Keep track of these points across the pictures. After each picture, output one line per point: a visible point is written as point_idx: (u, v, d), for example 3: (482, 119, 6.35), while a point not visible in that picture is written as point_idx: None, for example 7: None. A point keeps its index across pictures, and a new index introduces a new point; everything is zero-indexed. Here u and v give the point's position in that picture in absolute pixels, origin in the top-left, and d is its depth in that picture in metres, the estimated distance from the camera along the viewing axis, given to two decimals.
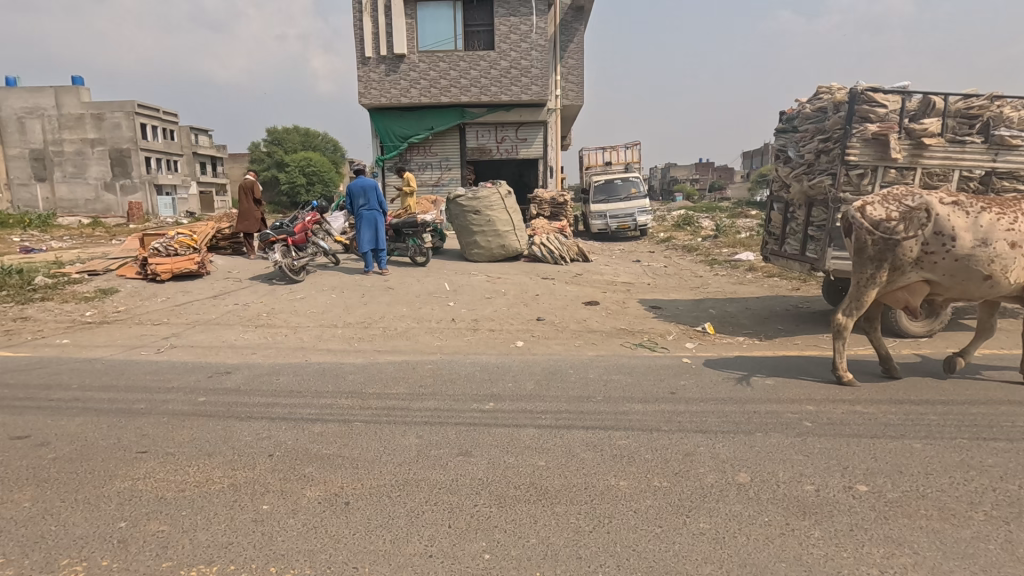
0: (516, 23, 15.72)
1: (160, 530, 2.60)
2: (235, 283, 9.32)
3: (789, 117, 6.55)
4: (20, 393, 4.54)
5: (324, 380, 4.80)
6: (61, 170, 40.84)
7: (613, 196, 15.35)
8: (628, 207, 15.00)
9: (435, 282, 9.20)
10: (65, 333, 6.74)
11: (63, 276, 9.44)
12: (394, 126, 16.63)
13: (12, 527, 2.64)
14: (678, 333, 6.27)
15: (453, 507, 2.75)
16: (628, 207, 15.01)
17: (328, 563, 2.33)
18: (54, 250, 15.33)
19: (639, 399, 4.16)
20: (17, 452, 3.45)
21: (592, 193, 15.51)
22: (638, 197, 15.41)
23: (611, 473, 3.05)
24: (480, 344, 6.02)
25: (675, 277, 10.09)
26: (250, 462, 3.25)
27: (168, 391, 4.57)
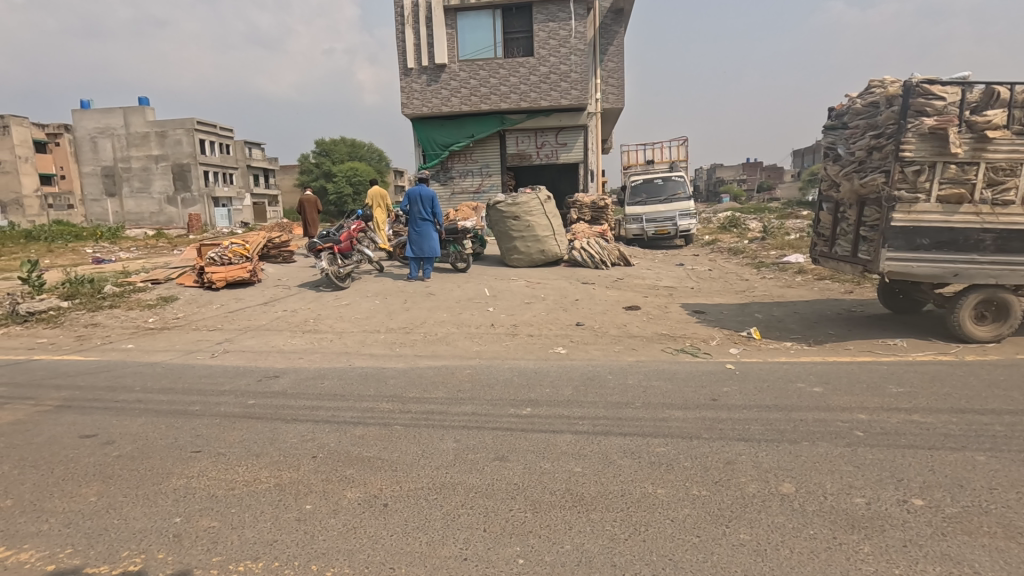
0: (555, 28, 15.86)
1: (211, 525, 2.73)
2: (284, 290, 9.68)
3: (838, 113, 6.28)
4: (91, 393, 4.89)
5: (365, 384, 4.93)
6: (129, 186, 43.90)
7: (652, 200, 14.94)
8: (668, 210, 14.47)
9: (475, 288, 9.29)
10: (130, 338, 7.18)
11: (128, 284, 10.04)
12: (435, 134, 16.95)
13: (79, 520, 2.83)
14: (722, 338, 6.12)
15: (489, 511, 2.77)
16: (667, 210, 14.47)
17: (366, 563, 2.39)
18: (123, 261, 16.33)
19: (679, 406, 4.07)
20: (86, 449, 3.70)
21: (632, 195, 15.23)
22: (681, 197, 14.88)
23: (648, 481, 3.00)
24: (518, 350, 6.03)
25: (720, 281, 9.83)
26: (294, 463, 3.38)
27: (221, 393, 4.81)
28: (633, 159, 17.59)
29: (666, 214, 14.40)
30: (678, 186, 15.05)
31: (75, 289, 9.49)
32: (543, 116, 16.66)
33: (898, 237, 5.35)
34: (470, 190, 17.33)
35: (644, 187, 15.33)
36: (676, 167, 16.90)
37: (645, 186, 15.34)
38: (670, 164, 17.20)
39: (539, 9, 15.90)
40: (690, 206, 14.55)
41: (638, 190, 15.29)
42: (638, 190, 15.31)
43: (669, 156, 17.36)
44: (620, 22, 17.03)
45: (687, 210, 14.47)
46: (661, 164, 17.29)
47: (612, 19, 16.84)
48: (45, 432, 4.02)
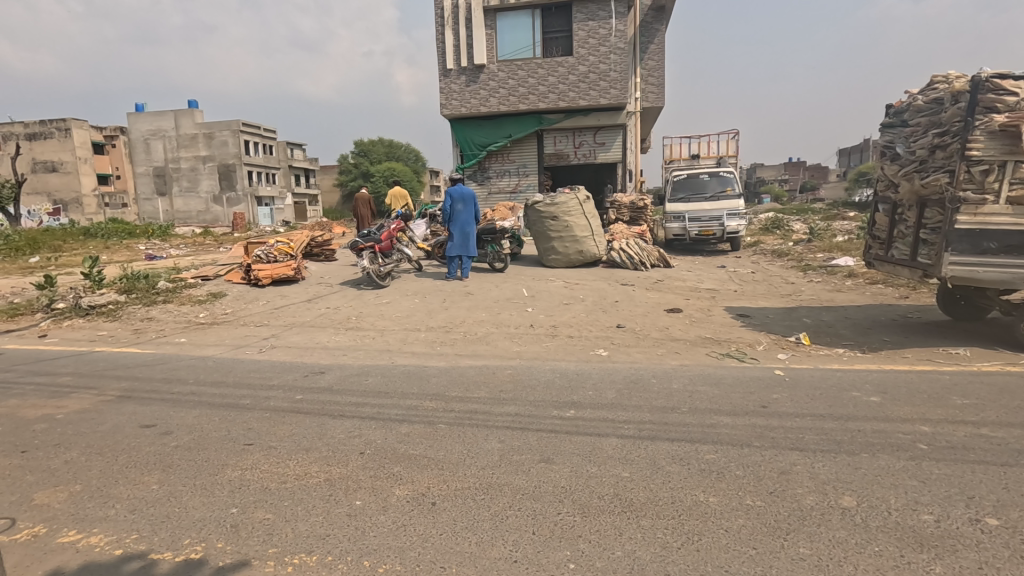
0: (594, 28, 15.73)
1: (266, 518, 2.80)
2: (327, 288, 9.91)
3: (898, 110, 6.00)
4: (149, 385, 5.11)
5: (409, 382, 4.98)
6: (178, 185, 45.71)
7: (697, 197, 14.23)
8: (714, 209, 13.71)
9: (513, 288, 9.28)
10: (183, 332, 7.46)
11: (180, 280, 10.46)
12: (473, 134, 17.06)
13: (143, 506, 2.95)
14: (769, 344, 5.93)
15: (536, 514, 2.76)
16: (713, 210, 13.72)
17: (417, 562, 2.40)
18: (174, 258, 16.99)
19: (727, 412, 3.97)
20: (146, 439, 3.85)
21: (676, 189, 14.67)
22: (729, 195, 14.12)
23: (699, 488, 2.93)
24: (559, 351, 5.99)
25: (765, 284, 9.54)
26: (343, 459, 3.43)
27: (270, 388, 4.95)
28: (677, 153, 16.74)
29: (711, 214, 13.65)
30: (724, 184, 14.37)
31: (131, 284, 9.89)
32: (581, 116, 16.53)
33: (962, 240, 5.09)
34: (507, 190, 17.35)
35: (689, 183, 14.76)
36: (724, 164, 15.93)
37: (690, 182, 14.73)
38: (718, 159, 16.24)
39: (578, 8, 15.80)
40: (739, 206, 13.75)
41: (682, 186, 14.68)
42: (683, 186, 14.66)
43: (716, 151, 16.38)
44: (662, 20, 16.74)
45: (736, 209, 13.67)
46: (708, 159, 16.33)
47: (653, 16, 16.57)
48: (108, 421, 4.21)
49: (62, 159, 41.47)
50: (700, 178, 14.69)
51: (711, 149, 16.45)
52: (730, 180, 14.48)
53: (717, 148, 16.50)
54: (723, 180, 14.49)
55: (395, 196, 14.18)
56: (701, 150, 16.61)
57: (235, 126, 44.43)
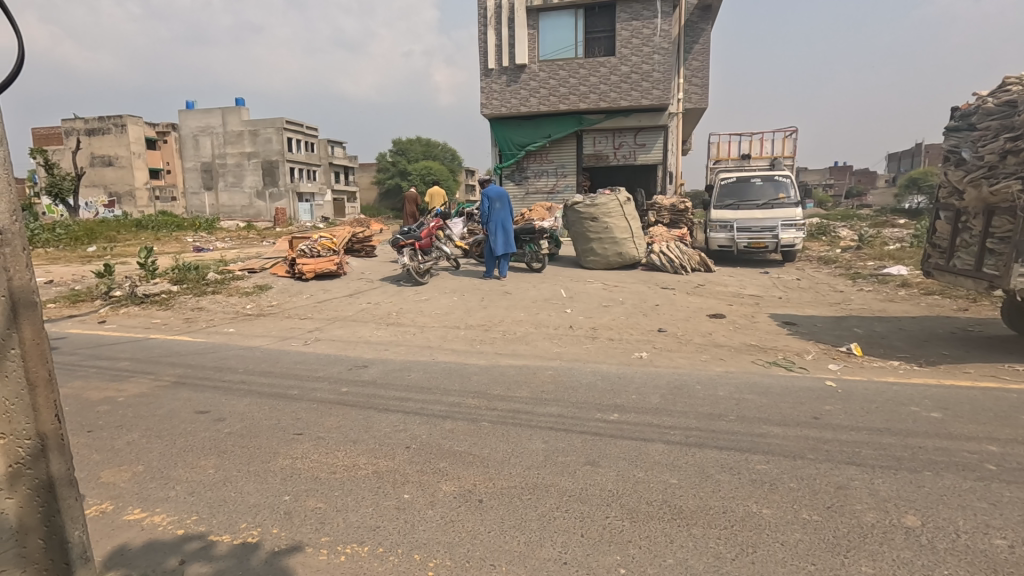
0: (638, 27, 15.55)
1: (317, 506, 2.87)
2: (367, 283, 10.08)
3: (964, 113, 5.71)
4: (201, 372, 5.31)
5: (451, 379, 5.02)
6: (224, 180, 47.31)
7: (748, 204, 12.59)
8: (768, 218, 12.10)
9: (551, 289, 9.26)
10: (231, 323, 7.72)
11: (228, 272, 10.80)
12: (513, 134, 17.10)
13: (201, 489, 3.06)
14: (818, 353, 5.74)
15: (584, 516, 2.74)
16: (767, 218, 12.11)
17: (466, 557, 2.42)
18: (220, 250, 17.57)
19: (778, 422, 3.85)
20: (201, 425, 3.99)
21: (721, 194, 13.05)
22: (785, 203, 12.44)
23: (751, 499, 2.86)
24: (599, 353, 5.95)
25: (812, 292, 9.24)
26: (390, 452, 3.48)
27: (316, 379, 5.07)
28: (726, 151, 16.01)
29: (764, 223, 12.05)
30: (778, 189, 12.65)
31: (183, 274, 10.25)
32: (622, 117, 16.34)
33: None
34: (545, 190, 17.30)
35: (739, 187, 13.10)
36: (778, 164, 14.63)
37: (741, 186, 13.07)
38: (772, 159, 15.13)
39: (622, 7, 15.64)
40: (796, 215, 12.09)
41: (730, 191, 13.02)
42: (730, 192, 13.02)
43: (770, 151, 15.46)
44: (708, 19, 16.44)
45: (793, 219, 12.02)
46: (760, 159, 15.58)
47: (699, 16, 16.31)
48: (165, 406, 4.38)
49: (117, 154, 43.60)
50: (751, 182, 13.03)
51: (765, 149, 15.58)
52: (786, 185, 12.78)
53: (770, 148, 15.75)
54: (779, 185, 12.80)
55: (434, 195, 14.49)
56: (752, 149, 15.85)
57: (279, 124, 45.70)
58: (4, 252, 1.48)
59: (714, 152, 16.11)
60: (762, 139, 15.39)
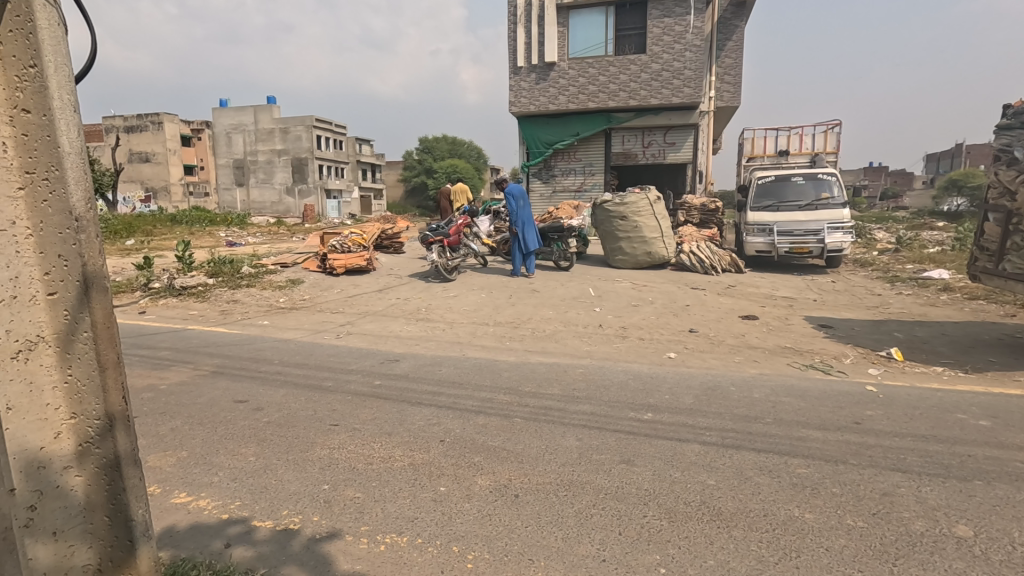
0: (670, 24, 15.37)
1: (356, 496, 2.91)
2: (396, 279, 10.18)
3: (1016, 111, 5.49)
4: (238, 362, 5.43)
5: (482, 374, 5.04)
6: (255, 177, 48.38)
7: (790, 204, 11.47)
8: (812, 220, 11.02)
9: (579, 288, 9.22)
10: (265, 315, 7.88)
11: (262, 266, 11.02)
12: (541, 133, 17.07)
13: (243, 476, 3.13)
14: (857, 357, 5.59)
15: (621, 514, 2.72)
16: (811, 220, 11.04)
17: (504, 551, 2.43)
18: (252, 245, 17.93)
19: (817, 426, 3.77)
20: (240, 413, 4.09)
21: (758, 194, 12.01)
22: (831, 203, 11.32)
23: (793, 503, 2.80)
24: (629, 352, 5.91)
25: (848, 294, 9.01)
26: (424, 445, 3.51)
27: (349, 372, 5.15)
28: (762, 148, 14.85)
29: (808, 225, 10.98)
30: (821, 189, 11.57)
31: (218, 268, 10.49)
32: (652, 115, 16.12)
33: None
34: (572, 189, 17.22)
35: (778, 186, 11.96)
36: (819, 160, 13.58)
37: (780, 186, 11.93)
38: (813, 155, 14.09)
39: (654, 4, 15.47)
40: (844, 216, 11.00)
41: (768, 191, 11.94)
42: (768, 191, 11.96)
43: (811, 147, 14.35)
44: (742, 16, 16.16)
45: (840, 221, 10.94)
46: (800, 156, 14.38)
47: (732, 12, 16.06)
48: (206, 394, 4.51)
49: (154, 151, 44.90)
50: (791, 181, 11.93)
51: (804, 144, 14.50)
52: (830, 184, 11.66)
53: (811, 144, 14.44)
54: (822, 185, 11.66)
55: (461, 193, 14.60)
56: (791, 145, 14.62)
57: (309, 122, 46.49)
58: (81, 237, 1.54)
59: (748, 149, 15.04)
60: (802, 133, 14.30)
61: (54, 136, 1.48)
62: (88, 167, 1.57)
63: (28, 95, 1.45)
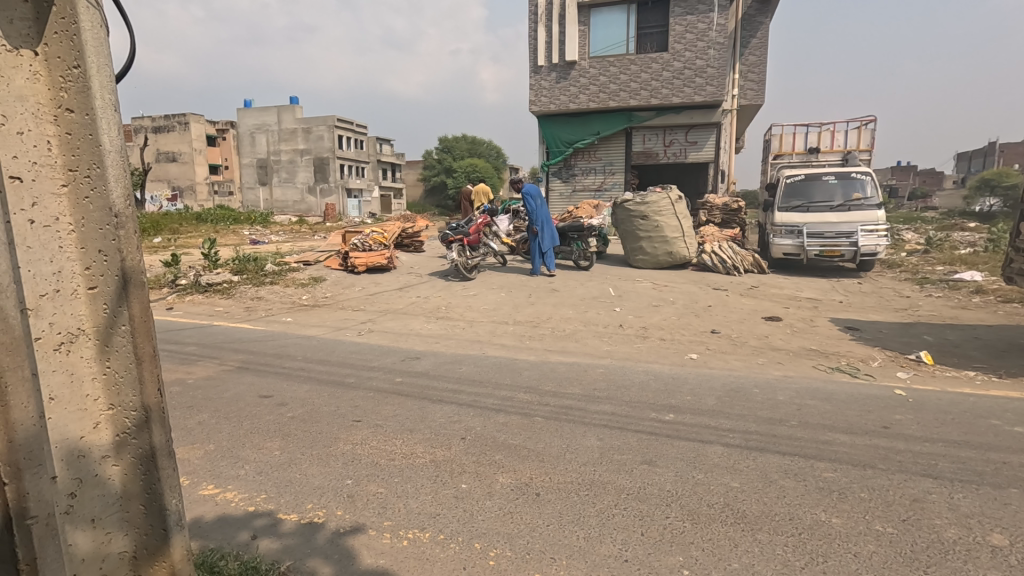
0: (693, 22, 15.18)
1: (378, 491, 2.94)
2: (416, 277, 10.25)
3: None
4: (263, 358, 5.53)
5: (502, 373, 5.05)
6: (278, 176, 49.15)
7: (820, 205, 11.17)
8: (844, 222, 10.69)
9: (599, 287, 9.18)
10: (288, 312, 8.00)
11: (285, 264, 11.18)
12: (561, 132, 17.02)
13: (269, 469, 3.19)
14: (884, 360, 5.47)
15: (643, 515, 2.70)
16: (843, 222, 10.71)
17: (526, 549, 2.43)
18: (275, 243, 18.19)
19: (844, 430, 3.69)
20: (265, 408, 4.16)
21: (788, 193, 11.70)
22: (863, 204, 11.00)
23: (819, 507, 2.75)
24: (650, 352, 5.86)
25: (875, 296, 8.81)
26: (445, 442, 3.53)
27: (371, 368, 5.21)
28: (791, 145, 14.33)
29: (840, 228, 10.65)
30: (854, 189, 11.23)
31: (243, 265, 10.68)
32: (673, 114, 15.98)
33: None
34: (592, 188, 17.15)
35: (808, 186, 11.62)
36: (852, 158, 13.28)
37: (810, 185, 11.59)
38: (845, 154, 13.69)
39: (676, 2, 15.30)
40: (878, 218, 10.68)
41: (798, 190, 11.62)
42: (798, 191, 11.63)
43: (843, 144, 13.83)
44: (767, 12, 15.91)
45: (874, 223, 10.62)
46: (831, 153, 13.90)
47: (756, 9, 15.83)
48: (232, 389, 4.60)
49: (180, 150, 45.89)
50: (823, 181, 11.59)
51: (836, 141, 13.92)
52: (863, 184, 11.29)
53: (844, 142, 13.90)
54: (854, 184, 11.32)
55: (481, 192, 14.64)
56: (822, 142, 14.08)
57: (331, 122, 47.07)
58: (120, 233, 1.59)
59: (776, 145, 14.43)
60: (834, 129, 13.74)
61: (96, 135, 1.53)
62: (127, 165, 1.61)
63: (72, 95, 1.49)
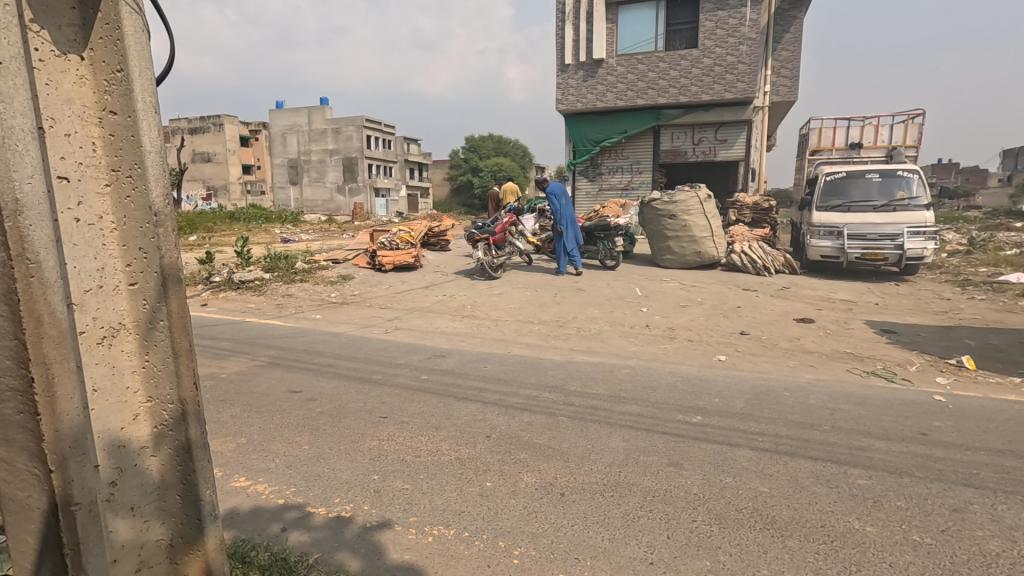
0: (724, 17, 14.92)
1: (404, 487, 2.97)
2: (442, 276, 10.32)
3: None
4: (293, 354, 5.64)
5: (526, 372, 5.05)
6: (309, 176, 50.10)
7: (862, 205, 10.82)
8: (888, 223, 10.33)
9: (626, 287, 9.09)
10: (317, 309, 8.15)
11: (314, 262, 11.38)
12: (588, 131, 16.92)
13: (298, 463, 3.26)
14: (923, 365, 5.29)
15: (670, 518, 2.67)
16: (887, 224, 10.35)
17: (550, 549, 2.43)
18: (305, 242, 18.53)
19: (879, 436, 3.59)
20: (294, 403, 4.25)
21: (828, 191, 11.32)
22: (909, 204, 10.61)
23: (853, 515, 2.68)
24: (677, 354, 5.78)
25: (914, 298, 8.52)
26: (470, 440, 3.55)
27: (397, 366, 5.27)
28: (830, 140, 13.85)
29: (884, 229, 10.29)
30: (899, 188, 10.86)
31: (274, 263, 10.92)
32: (702, 112, 15.78)
33: None
34: (619, 187, 17.00)
35: (849, 183, 11.26)
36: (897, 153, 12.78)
37: (851, 183, 11.22)
38: (889, 150, 13.25)
39: None
40: (925, 219, 10.29)
41: (839, 188, 11.25)
42: (838, 189, 11.26)
43: (887, 139, 13.37)
44: (801, 6, 15.53)
45: (921, 225, 10.22)
46: (875, 149, 13.42)
47: (789, 3, 15.47)
48: (263, 384, 4.71)
49: (215, 151, 47.16)
50: (866, 178, 11.20)
51: (880, 137, 13.44)
52: (909, 183, 10.91)
53: (888, 136, 13.42)
54: (899, 183, 10.94)
55: (507, 191, 14.67)
56: (865, 135, 13.54)
57: (360, 122, 47.76)
58: (159, 232, 1.64)
59: (814, 140, 13.96)
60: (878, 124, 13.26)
61: (137, 136, 1.58)
62: (167, 166, 1.65)
63: (116, 98, 1.55)
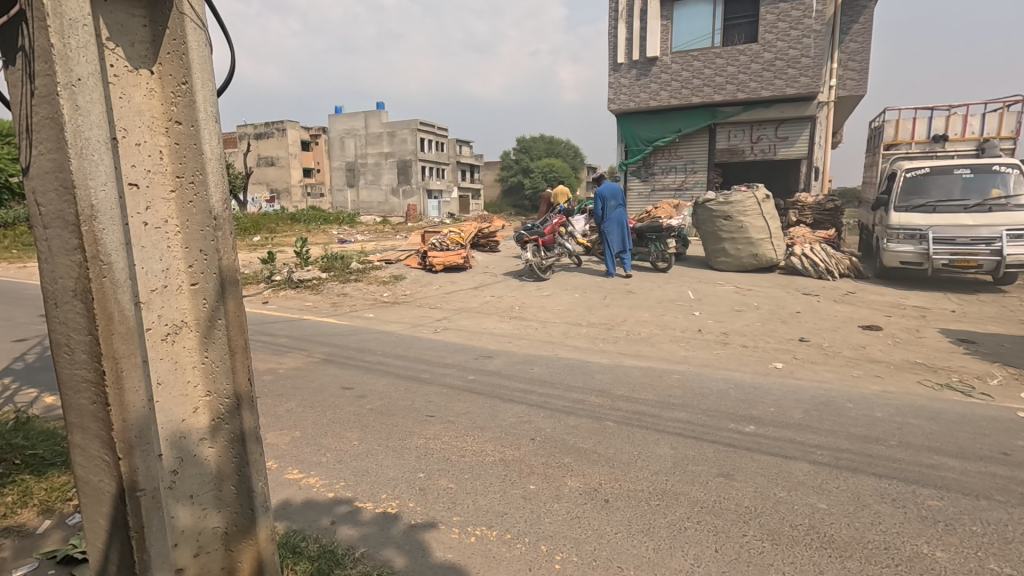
0: (786, 10, 14.30)
1: (449, 487, 3.01)
2: (491, 277, 10.38)
3: None
4: (345, 352, 5.82)
5: (573, 375, 5.01)
6: (365, 178, 51.65)
7: (950, 205, 10.04)
8: (983, 226, 9.52)
9: (677, 290, 8.87)
10: (370, 308, 8.38)
11: (368, 262, 11.70)
12: (641, 130, 16.61)
13: (347, 458, 3.36)
14: (1006, 378, 4.88)
15: (718, 531, 2.58)
16: (981, 226, 9.54)
17: (593, 556, 2.40)
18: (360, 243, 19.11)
19: (952, 453, 3.34)
20: (345, 399, 4.38)
21: (909, 188, 10.60)
22: (1006, 203, 9.79)
23: (922, 539, 2.50)
24: (730, 360, 5.59)
25: (997, 306, 7.88)
26: (515, 442, 3.56)
27: (445, 365, 5.34)
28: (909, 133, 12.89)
29: (978, 233, 9.50)
30: (993, 186, 10.08)
31: (330, 263, 11.30)
32: (761, 108, 15.24)
33: None
34: (672, 187, 16.61)
35: (933, 181, 10.51)
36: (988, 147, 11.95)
37: (935, 180, 10.50)
38: (980, 143, 12.35)
39: None
40: None
41: (922, 185, 10.53)
42: (922, 186, 10.53)
43: (977, 130, 12.48)
44: None
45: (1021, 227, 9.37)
46: (963, 141, 12.53)
47: None
48: (317, 380, 4.88)
49: (279, 155, 49.40)
50: (954, 175, 10.45)
51: (969, 127, 12.52)
52: (1004, 179, 10.11)
53: (977, 127, 12.51)
54: (993, 179, 10.15)
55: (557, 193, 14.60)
56: (951, 128, 12.58)
57: (414, 126, 48.86)
58: (218, 234, 1.71)
59: (890, 133, 13.00)
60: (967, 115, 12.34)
61: (199, 144, 1.65)
62: (226, 171, 1.72)
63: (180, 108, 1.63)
